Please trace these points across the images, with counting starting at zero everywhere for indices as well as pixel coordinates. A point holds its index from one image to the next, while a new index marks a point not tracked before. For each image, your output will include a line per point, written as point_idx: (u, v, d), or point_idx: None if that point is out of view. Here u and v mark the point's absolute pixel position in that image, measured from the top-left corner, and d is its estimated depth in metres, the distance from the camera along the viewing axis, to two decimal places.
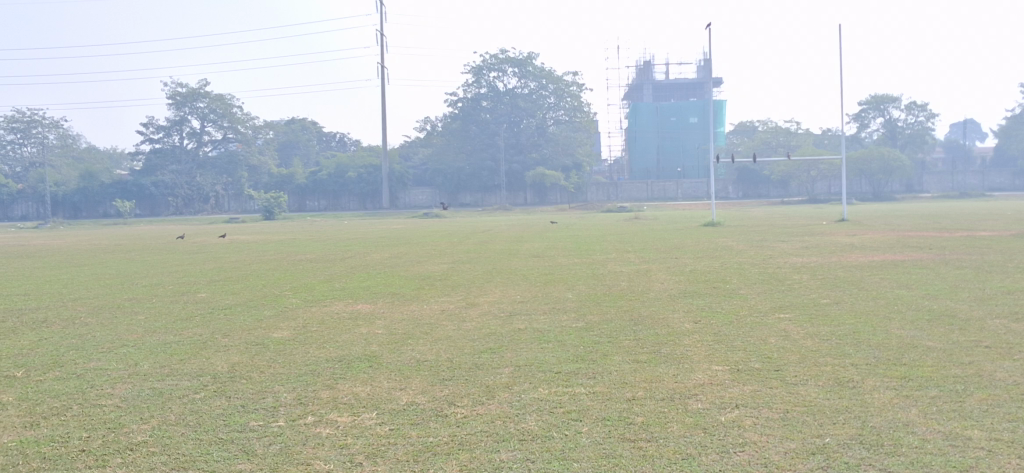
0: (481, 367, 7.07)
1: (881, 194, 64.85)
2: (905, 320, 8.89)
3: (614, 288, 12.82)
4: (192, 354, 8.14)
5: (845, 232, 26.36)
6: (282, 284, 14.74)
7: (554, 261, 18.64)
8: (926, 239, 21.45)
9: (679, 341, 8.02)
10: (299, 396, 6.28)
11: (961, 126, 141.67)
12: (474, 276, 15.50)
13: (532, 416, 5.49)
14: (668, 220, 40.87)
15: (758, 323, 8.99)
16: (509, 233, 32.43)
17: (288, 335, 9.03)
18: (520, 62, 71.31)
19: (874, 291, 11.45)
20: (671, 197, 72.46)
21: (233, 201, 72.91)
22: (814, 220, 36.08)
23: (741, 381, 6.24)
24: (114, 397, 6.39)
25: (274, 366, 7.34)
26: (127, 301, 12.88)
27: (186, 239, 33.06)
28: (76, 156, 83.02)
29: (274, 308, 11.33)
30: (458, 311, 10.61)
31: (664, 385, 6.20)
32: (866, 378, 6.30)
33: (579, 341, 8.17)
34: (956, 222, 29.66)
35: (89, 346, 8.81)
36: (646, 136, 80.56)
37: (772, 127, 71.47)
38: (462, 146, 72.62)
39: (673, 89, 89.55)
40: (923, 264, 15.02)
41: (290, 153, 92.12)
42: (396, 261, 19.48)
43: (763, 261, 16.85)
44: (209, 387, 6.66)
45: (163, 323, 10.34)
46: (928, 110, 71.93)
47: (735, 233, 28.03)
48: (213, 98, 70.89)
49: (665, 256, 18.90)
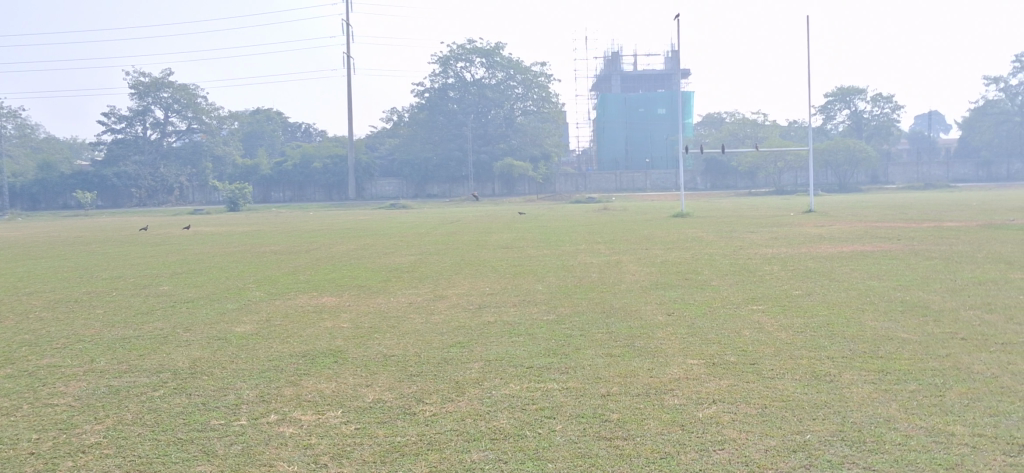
0: (450, 362, 6.88)
1: (847, 185, 65.39)
2: (879, 312, 8.81)
3: (585, 279, 12.69)
4: (151, 349, 7.88)
5: (813, 223, 26.48)
6: (246, 276, 14.47)
7: (523, 252, 18.51)
8: (893, 230, 21.60)
9: (652, 334, 7.88)
10: (261, 393, 6.05)
11: (925, 116, 143.09)
12: (443, 267, 15.32)
13: (503, 414, 5.32)
14: (638, 210, 40.89)
15: (731, 315, 8.87)
16: (478, 224, 32.26)
17: (251, 329, 8.78)
18: (487, 53, 71.05)
19: (845, 282, 11.42)
20: (639, 188, 72.53)
21: (197, 192, 72.43)
22: (783, 211, 36.18)
23: (717, 376, 6.10)
24: (67, 396, 6.13)
25: (237, 362, 7.10)
26: (85, 295, 12.56)
27: (148, 231, 32.52)
28: (35, 147, 81.44)
29: (237, 301, 11.06)
30: (426, 303, 10.42)
31: (639, 379, 6.05)
32: (843, 372, 6.17)
33: (550, 334, 8.00)
34: (923, 212, 29.90)
35: (43, 341, 8.52)
36: (614, 126, 80.65)
37: (740, 118, 71.72)
38: (430, 137, 72.28)
39: (641, 80, 89.64)
40: (893, 254, 15.03)
41: (255, 143, 91.16)
42: (363, 252, 19.23)
43: (734, 251, 16.80)
44: (168, 385, 6.41)
45: (122, 317, 10.07)
46: (893, 101, 72.53)
47: (704, 224, 28.06)
48: (177, 88, 69.97)
49: (636, 247, 18.81)
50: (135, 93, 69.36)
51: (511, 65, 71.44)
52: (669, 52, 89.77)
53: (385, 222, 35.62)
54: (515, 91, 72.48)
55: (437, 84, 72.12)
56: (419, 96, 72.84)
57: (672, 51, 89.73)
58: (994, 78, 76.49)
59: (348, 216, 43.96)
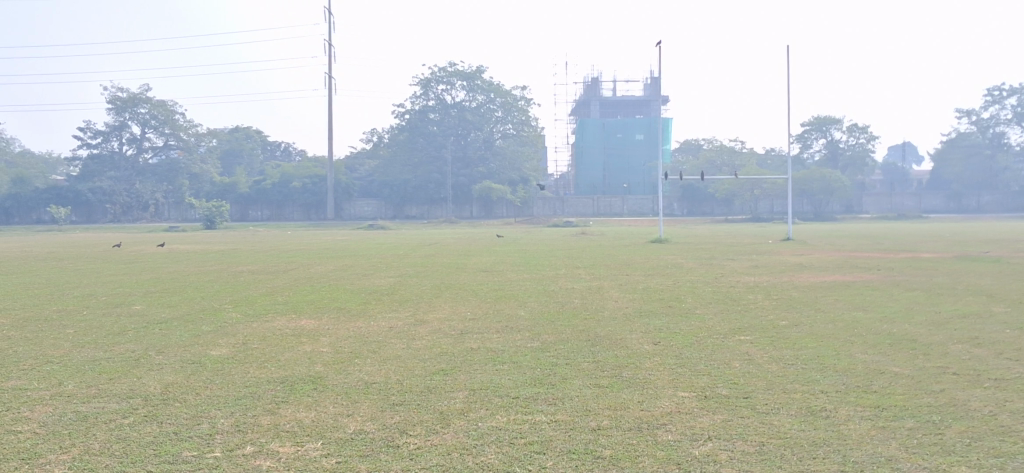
0: (433, 390, 6.66)
1: (823, 214, 65.63)
2: (867, 345, 8.64)
3: (568, 305, 12.47)
4: (121, 372, 7.60)
5: (791, 251, 26.39)
6: (223, 296, 14.16)
7: (503, 275, 18.28)
8: (871, 260, 21.59)
9: (639, 364, 7.68)
10: (237, 422, 5.80)
11: (899, 148, 144.48)
12: (423, 290, 15.09)
13: (490, 448, 5.10)
14: (615, 235, 40.80)
15: (719, 346, 8.68)
16: (457, 246, 31.99)
17: (227, 353, 8.50)
18: (469, 76, 70.96)
19: (830, 313, 11.25)
20: (617, 213, 72.51)
21: (172, 210, 70.79)
22: (759, 238, 36.17)
23: (710, 411, 5.92)
24: (31, 423, 5.87)
25: (211, 388, 6.85)
26: (55, 313, 12.18)
27: (122, 248, 32.03)
28: (9, 162, 80.58)
29: (213, 323, 10.74)
30: (407, 328, 10.15)
31: (630, 413, 5.85)
32: (839, 407, 6.00)
33: (536, 363, 7.79)
34: (899, 243, 29.91)
35: (9, 362, 8.21)
36: (592, 152, 80.78)
37: (718, 145, 71.99)
38: (409, 159, 72.03)
39: (620, 106, 89.96)
40: (874, 286, 14.92)
41: (233, 162, 90.61)
42: (342, 273, 18.96)
43: (715, 279, 16.66)
44: (139, 411, 6.14)
45: (93, 338, 9.75)
46: (869, 132, 73.21)
47: (681, 250, 27.95)
48: (155, 103, 69.48)
49: (616, 273, 18.67)
50: (113, 108, 68.84)
51: (492, 89, 71.38)
52: (649, 78, 90.19)
53: (361, 243, 35.22)
54: (495, 114, 72.37)
55: (417, 106, 71.91)
56: (400, 117, 72.67)
57: (651, 78, 90.17)
58: (965, 111, 77.17)
59: (326, 236, 43.57)
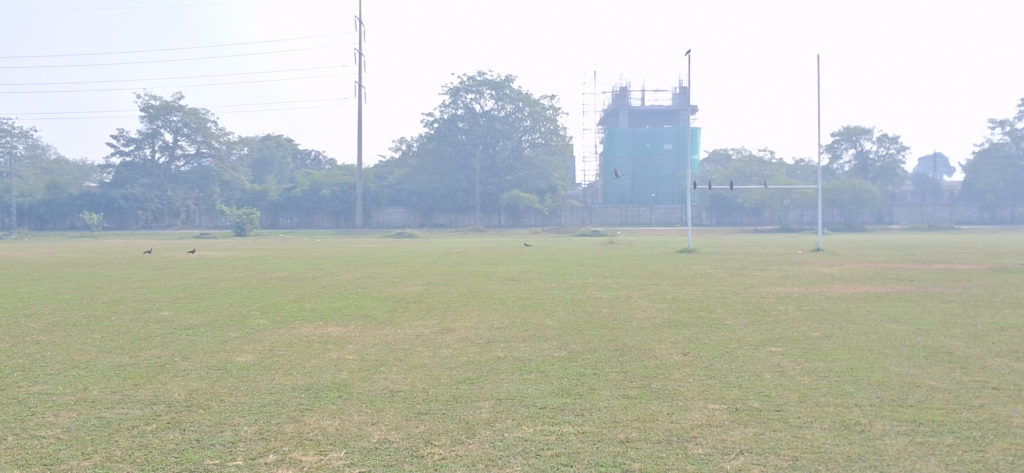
0: (459, 400, 6.56)
1: (852, 225, 64.97)
2: (902, 357, 8.45)
3: (596, 315, 12.33)
4: (147, 378, 7.57)
5: (822, 262, 26.02)
6: (250, 303, 14.16)
7: (531, 284, 18.16)
8: (905, 271, 21.24)
9: (669, 375, 7.55)
10: (261, 429, 5.74)
11: (930, 157, 143.17)
12: (450, 298, 15.01)
13: (517, 459, 5.00)
14: (644, 245, 40.57)
15: (750, 357, 8.53)
16: (484, 255, 31.90)
17: (252, 360, 8.46)
18: (498, 85, 70.90)
19: (863, 325, 11.04)
20: (644, 222, 72.15)
21: (204, 216, 71.64)
22: (790, 249, 35.78)
23: (742, 424, 5.78)
24: (55, 428, 5.84)
25: (235, 395, 6.79)
26: (85, 318, 12.23)
27: (152, 254, 32.26)
28: (44, 167, 81.80)
29: (240, 329, 10.70)
30: (434, 336, 10.07)
31: (659, 425, 5.72)
32: (874, 421, 5.84)
33: (564, 373, 7.67)
34: (932, 255, 29.45)
35: (36, 367, 8.21)
36: (621, 162, 80.51)
37: (747, 156, 71.53)
38: (437, 167, 72.21)
39: (649, 115, 89.66)
40: (907, 297, 14.66)
41: (264, 170, 91.27)
42: (370, 281, 18.93)
43: (745, 290, 16.46)
44: (162, 418, 6.10)
45: (119, 343, 9.76)
46: (899, 142, 72.49)
47: (710, 260, 27.66)
48: (188, 111, 70.00)
49: (644, 282, 18.51)
50: (145, 116, 69.47)
51: (521, 98, 71.33)
52: (678, 88, 89.84)
53: (390, 251, 35.20)
54: (524, 123, 72.27)
55: (446, 115, 72.03)
56: (429, 126, 72.80)
57: (680, 87, 89.83)
58: (1000, 121, 76.15)
59: (353, 244, 43.77)
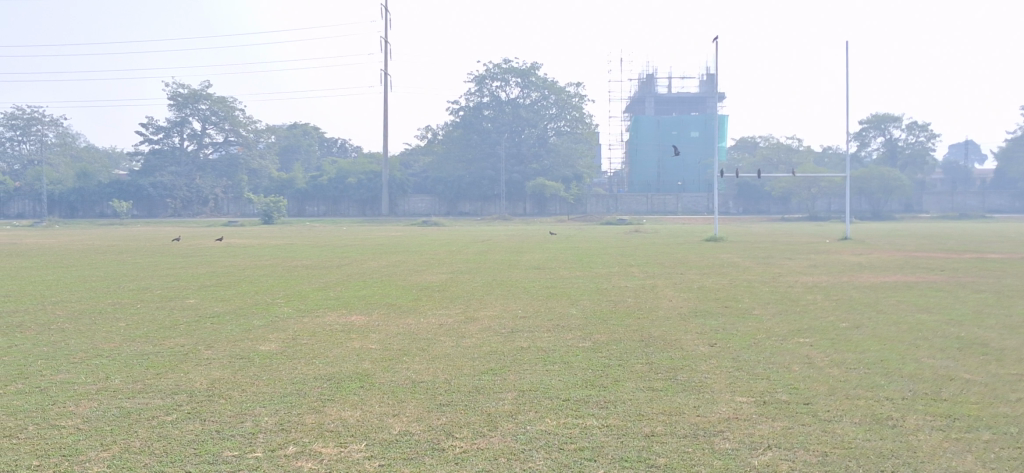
0: (482, 390, 6.48)
1: (880, 213, 64.33)
2: (934, 349, 8.27)
3: (621, 304, 12.20)
4: (169, 367, 7.55)
5: (850, 250, 25.71)
6: (276, 291, 14.16)
7: (556, 273, 18.05)
8: (935, 260, 20.94)
9: (695, 367, 7.42)
10: (281, 420, 5.68)
11: (962, 144, 141.43)
12: (475, 287, 14.93)
13: (540, 454, 4.91)
14: (669, 233, 40.35)
15: (778, 348, 8.39)
16: (509, 243, 31.82)
17: (276, 348, 8.42)
18: (524, 73, 70.58)
19: (894, 315, 10.85)
20: (670, 211, 71.81)
21: (231, 204, 72.06)
22: (818, 237, 35.39)
23: (769, 417, 5.65)
24: (76, 418, 5.82)
25: (257, 385, 6.74)
26: (111, 306, 12.26)
27: (180, 241, 32.43)
28: (75, 155, 82.63)
29: (265, 318, 10.68)
30: (457, 325, 10.02)
31: (685, 419, 5.61)
32: (908, 416, 5.69)
33: (588, 364, 7.58)
34: (962, 243, 29.00)
35: (60, 355, 8.21)
36: (647, 149, 80.15)
37: (774, 143, 70.92)
38: (463, 155, 72.15)
39: (676, 103, 89.14)
40: (938, 286, 14.43)
41: (291, 158, 91.67)
42: (394, 269, 18.89)
43: (772, 278, 16.29)
44: (183, 408, 6.06)
45: (144, 331, 9.77)
46: (929, 130, 71.63)
47: (737, 248, 27.43)
48: (216, 100, 70.33)
49: (670, 271, 18.34)
50: (174, 104, 69.86)
51: (546, 86, 71.02)
52: (705, 75, 89.20)
53: (415, 239, 35.21)
54: (550, 111, 71.98)
55: (472, 103, 71.91)
56: (455, 114, 72.69)
57: (707, 75, 89.18)
58: None
59: (379, 231, 43.83)
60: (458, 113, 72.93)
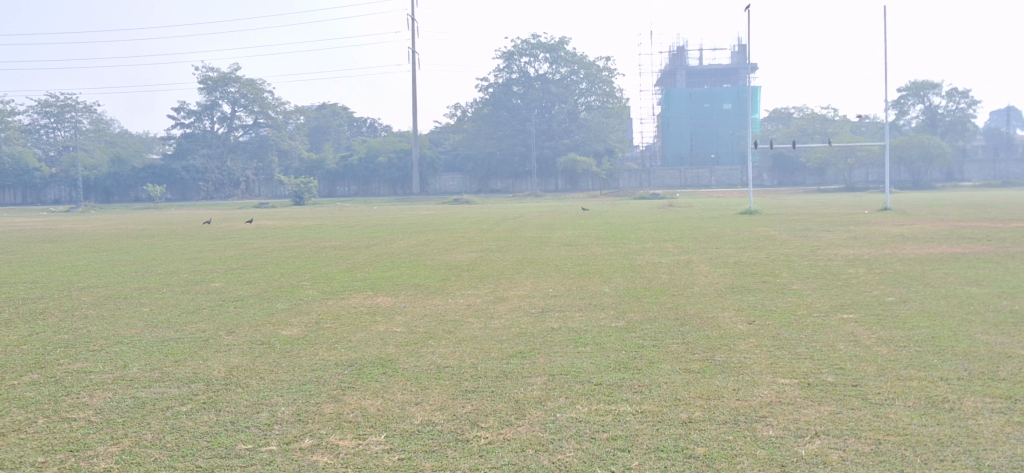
0: (509, 376, 6.18)
1: (921, 183, 63.06)
2: (987, 324, 7.85)
3: (655, 281, 11.86)
4: (188, 354, 7.32)
5: (892, 221, 25.03)
6: (302, 273, 13.94)
7: (587, 250, 17.72)
8: (979, 230, 20.28)
9: (735, 346, 7.06)
10: (299, 411, 5.41)
11: (1005, 112, 138.03)
12: (505, 266, 14.65)
13: (570, 444, 4.59)
14: (704, 206, 39.75)
15: (820, 325, 8.02)
16: (541, 220, 31.54)
17: (297, 333, 8.16)
18: (552, 48, 69.98)
19: (941, 288, 10.42)
20: (704, 184, 71.19)
21: (263, 186, 72.22)
22: (855, 208, 34.60)
23: (816, 401, 5.30)
24: (88, 409, 5.59)
25: (277, 372, 6.49)
26: (136, 291, 12.10)
27: (212, 224, 32.26)
28: (108, 141, 82.99)
29: (288, 302, 10.45)
30: (485, 306, 9.74)
31: (724, 403, 5.27)
32: (963, 398, 5.33)
33: (621, 344, 7.23)
34: (1007, 212, 28.15)
35: (80, 343, 8.04)
36: (678, 122, 79.44)
37: (809, 114, 69.89)
38: (493, 132, 71.74)
39: (707, 75, 88.08)
40: (987, 258, 13.86)
41: (321, 138, 91.91)
42: (423, 249, 18.64)
43: (812, 252, 15.80)
44: (198, 397, 5.82)
45: (167, 317, 9.57)
46: (970, 96, 70.16)
47: (771, 221, 26.89)
48: (244, 82, 70.28)
49: (705, 246, 17.92)
50: (204, 88, 70.07)
51: (575, 60, 70.30)
52: (736, 46, 88.20)
53: (446, 217, 34.85)
54: (579, 86, 71.27)
55: (501, 79, 71.41)
56: (484, 92, 72.18)
57: (739, 45, 88.19)
58: None
59: (411, 211, 43.60)
60: (487, 90, 72.50)
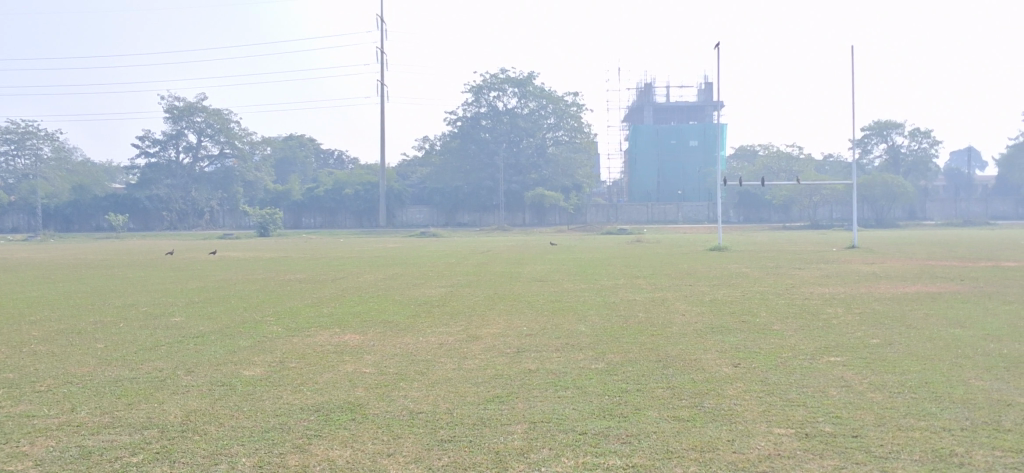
0: (488, 423, 5.78)
1: (885, 220, 63.74)
2: (979, 369, 7.58)
3: (632, 319, 11.48)
4: (142, 396, 6.84)
5: (862, 259, 24.86)
6: (265, 308, 13.42)
7: (559, 286, 17.34)
8: (950, 268, 20.17)
9: (722, 392, 6.71)
10: (261, 462, 5.00)
11: (965, 153, 139.58)
12: (475, 302, 14.24)
13: None
14: (672, 242, 39.61)
15: (809, 369, 7.70)
16: (509, 254, 31.18)
17: (260, 373, 7.73)
18: (521, 83, 69.78)
19: (926, 329, 10.16)
20: (671, 220, 71.11)
21: (227, 217, 71.24)
22: (824, 246, 34.47)
23: (817, 454, 4.97)
24: (28, 460, 5.12)
25: (238, 417, 6.06)
26: (91, 326, 11.50)
27: (173, 255, 31.43)
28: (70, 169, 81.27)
29: (251, 338, 9.98)
30: (459, 345, 9.30)
31: (721, 456, 4.93)
32: (972, 451, 5.02)
33: (604, 389, 6.87)
34: (976, 250, 28.14)
35: (26, 382, 7.51)
36: (645, 158, 79.71)
37: (774, 152, 70.38)
38: (460, 166, 72.00)
39: (674, 111, 88.47)
40: (965, 297, 13.68)
41: (287, 170, 91.06)
42: (391, 283, 18.17)
43: (787, 291, 15.53)
44: (151, 447, 5.36)
45: (123, 354, 9.06)
46: (932, 136, 70.97)
47: (741, 258, 26.62)
48: (211, 112, 69.36)
49: (678, 282, 17.66)
50: (169, 117, 69.07)
51: (543, 95, 70.21)
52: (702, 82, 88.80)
53: (412, 251, 34.28)
54: (547, 121, 71.32)
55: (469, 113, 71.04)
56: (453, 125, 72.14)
57: (706, 83, 88.78)
58: None
59: (374, 244, 42.95)
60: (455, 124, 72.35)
